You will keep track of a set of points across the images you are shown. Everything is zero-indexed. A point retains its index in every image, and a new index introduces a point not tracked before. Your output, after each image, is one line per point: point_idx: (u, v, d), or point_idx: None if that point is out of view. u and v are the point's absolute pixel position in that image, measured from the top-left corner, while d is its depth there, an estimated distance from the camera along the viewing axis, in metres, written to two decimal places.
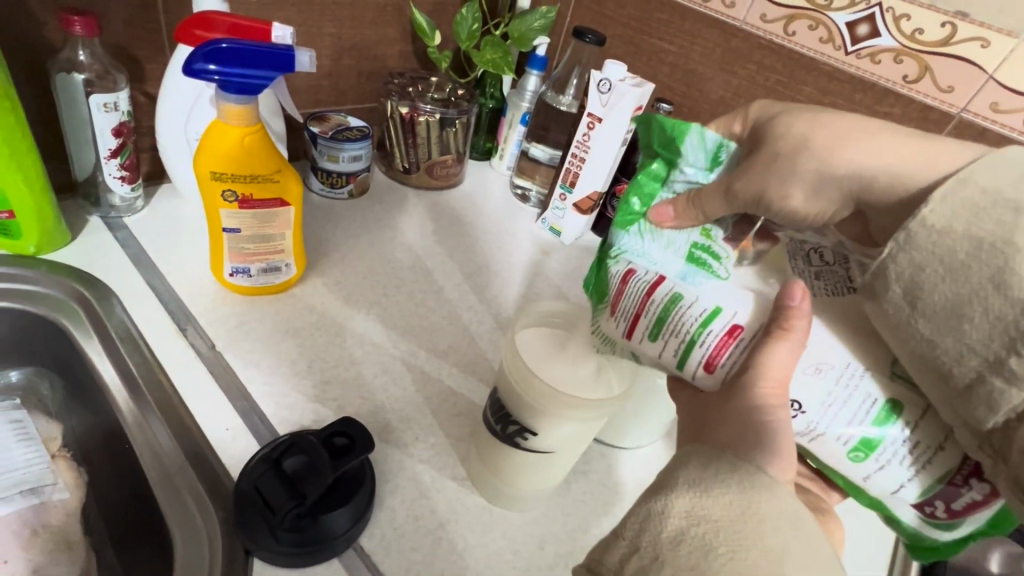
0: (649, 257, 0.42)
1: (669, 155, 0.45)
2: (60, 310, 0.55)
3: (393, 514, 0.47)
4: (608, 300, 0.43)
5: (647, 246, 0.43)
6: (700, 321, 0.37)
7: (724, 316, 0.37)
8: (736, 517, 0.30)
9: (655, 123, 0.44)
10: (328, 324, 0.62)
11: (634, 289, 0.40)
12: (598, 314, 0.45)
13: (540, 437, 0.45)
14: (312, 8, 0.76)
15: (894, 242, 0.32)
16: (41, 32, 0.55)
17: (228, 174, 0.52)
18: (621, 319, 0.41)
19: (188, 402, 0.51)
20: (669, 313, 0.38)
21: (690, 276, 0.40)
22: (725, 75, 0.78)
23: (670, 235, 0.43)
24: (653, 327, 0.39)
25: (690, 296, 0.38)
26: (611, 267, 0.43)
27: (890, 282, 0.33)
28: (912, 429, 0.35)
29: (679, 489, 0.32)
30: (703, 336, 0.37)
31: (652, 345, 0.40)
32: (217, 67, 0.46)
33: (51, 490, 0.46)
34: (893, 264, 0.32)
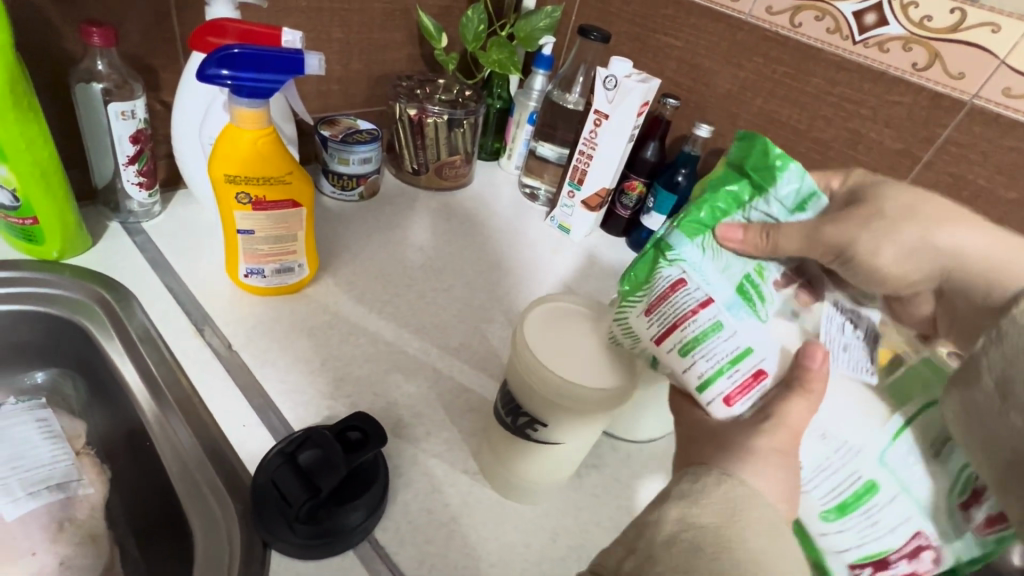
0: (697, 273, 0.41)
1: (756, 180, 0.43)
2: (81, 312, 0.56)
3: (406, 508, 0.47)
4: (648, 297, 0.43)
5: (699, 261, 0.42)
6: (733, 356, 0.37)
7: (755, 357, 0.38)
8: (723, 524, 0.31)
9: (759, 146, 0.42)
10: (341, 323, 0.63)
11: (679, 300, 0.40)
12: (630, 306, 0.44)
13: (551, 428, 0.45)
14: (321, 13, 0.77)
15: (988, 336, 0.33)
16: (62, 44, 0.57)
17: (241, 176, 0.53)
18: (655, 322, 0.41)
19: (206, 400, 0.52)
20: (704, 339, 0.38)
21: (735, 309, 0.39)
22: (733, 69, 0.78)
23: (727, 257, 0.42)
24: (685, 343, 0.39)
25: (729, 328, 0.38)
26: (663, 269, 0.42)
27: (982, 371, 0.32)
28: (886, 513, 0.35)
29: (669, 503, 0.32)
30: (731, 371, 0.37)
31: (679, 359, 0.39)
32: (230, 72, 0.48)
33: (77, 485, 0.47)
34: (985, 356, 0.32)
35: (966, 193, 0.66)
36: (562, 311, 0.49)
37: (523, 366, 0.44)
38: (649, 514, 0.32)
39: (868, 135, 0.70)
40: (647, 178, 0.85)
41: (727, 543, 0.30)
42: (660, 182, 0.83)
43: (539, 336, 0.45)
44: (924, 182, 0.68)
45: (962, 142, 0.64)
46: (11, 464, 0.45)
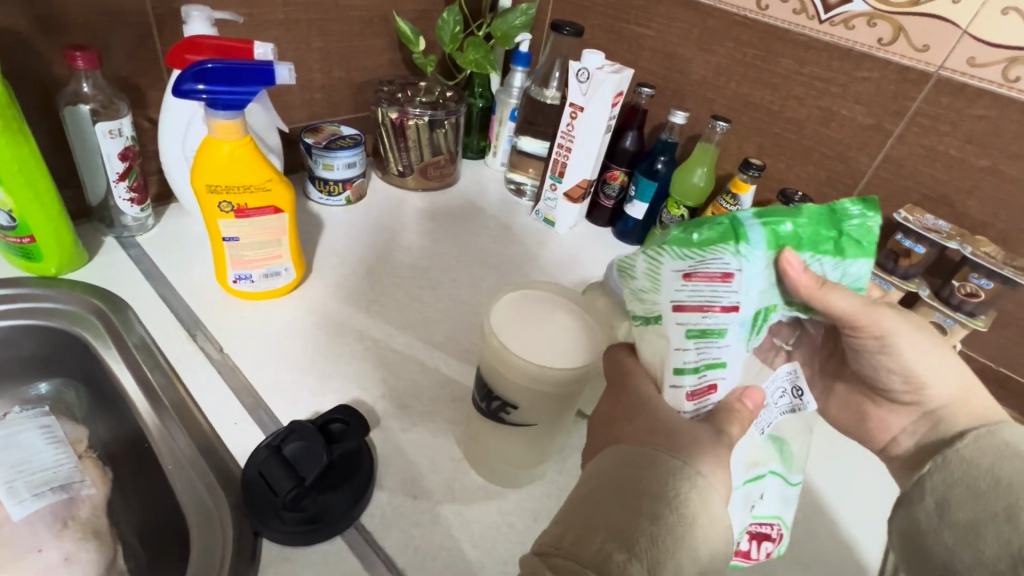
0: (747, 275, 0.40)
1: (841, 238, 0.42)
2: (79, 323, 0.59)
3: (392, 494, 0.49)
4: (694, 260, 0.40)
5: (755, 264, 0.40)
6: (710, 364, 0.40)
7: (721, 374, 0.41)
8: (667, 497, 0.35)
9: (869, 221, 0.41)
10: (329, 323, 0.65)
11: (716, 290, 0.39)
12: (669, 254, 0.41)
13: (523, 410, 0.46)
14: (300, 25, 0.79)
15: (934, 462, 0.44)
16: (50, 69, 0.60)
17: (223, 186, 0.55)
18: (687, 292, 0.40)
19: (199, 402, 0.54)
20: (704, 336, 0.40)
21: (745, 327, 0.41)
22: (705, 55, 0.80)
23: (772, 280, 0.41)
24: (694, 329, 0.40)
25: (724, 341, 0.40)
26: (728, 252, 0.39)
27: (925, 493, 0.44)
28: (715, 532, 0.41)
29: (618, 478, 0.37)
30: (700, 374, 0.40)
31: (678, 336, 0.40)
32: (205, 86, 0.50)
33: (79, 486, 0.50)
34: (930, 477, 0.44)
35: (939, 163, 0.66)
36: (530, 298, 0.49)
37: (492, 352, 0.45)
38: (599, 491, 0.37)
39: (840, 112, 0.71)
40: (628, 167, 0.87)
41: (667, 512, 0.34)
42: (640, 170, 0.84)
43: (508, 326, 0.45)
44: (897, 155, 0.69)
45: (930, 114, 0.65)
46: (16, 468, 0.48)
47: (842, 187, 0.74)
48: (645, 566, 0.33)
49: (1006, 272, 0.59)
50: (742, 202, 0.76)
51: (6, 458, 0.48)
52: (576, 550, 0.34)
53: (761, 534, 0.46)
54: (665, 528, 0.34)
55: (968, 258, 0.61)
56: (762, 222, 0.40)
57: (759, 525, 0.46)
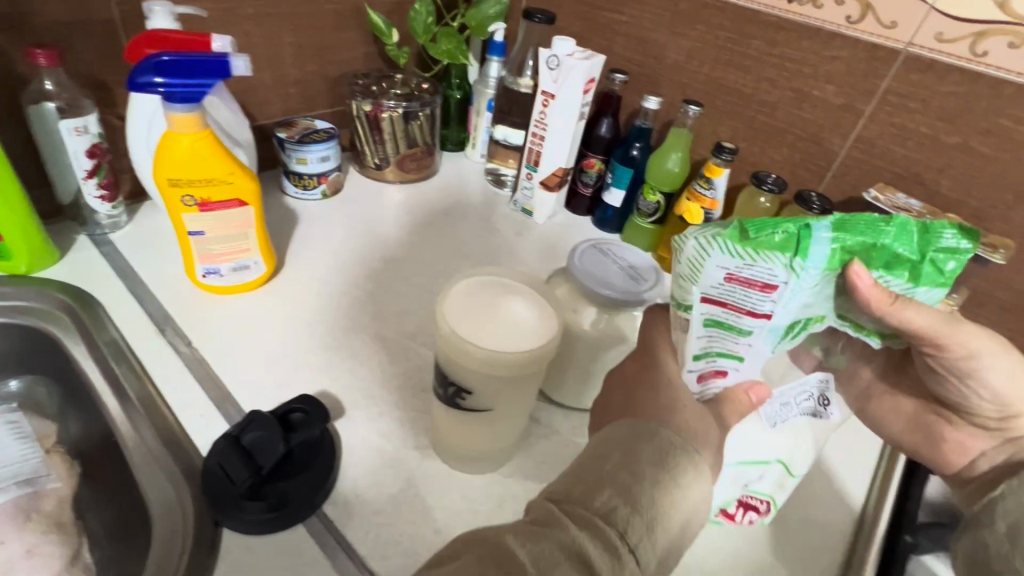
0: (793, 289, 0.38)
1: (918, 264, 0.38)
2: (48, 319, 0.59)
3: (356, 482, 0.50)
4: (744, 262, 0.38)
5: (807, 279, 0.38)
6: (722, 352, 0.43)
7: (732, 364, 0.43)
8: (671, 458, 0.36)
9: (959, 254, 0.38)
10: (300, 316, 0.65)
11: (754, 296, 0.39)
12: (717, 247, 0.38)
13: (478, 395, 0.46)
14: (270, 18, 0.79)
15: (1010, 486, 0.44)
16: (14, 68, 0.60)
17: (184, 180, 0.55)
18: (725, 291, 0.39)
19: (166, 396, 0.54)
20: (725, 326, 0.41)
21: (772, 332, 0.41)
22: (678, 39, 0.79)
23: (820, 294, 0.40)
24: (714, 321, 0.41)
25: (743, 339, 0.42)
26: (780, 264, 0.37)
27: (997, 518, 0.43)
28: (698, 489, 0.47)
29: (623, 437, 0.38)
30: (705, 361, 0.43)
31: (698, 326, 0.42)
32: (162, 79, 0.50)
33: (45, 479, 0.52)
34: (1004, 501, 0.44)
35: (911, 142, 0.65)
36: (479, 284, 0.47)
37: (449, 343, 0.43)
38: (603, 451, 0.38)
39: (812, 92, 0.70)
40: (604, 155, 0.86)
41: (668, 476, 0.36)
42: (616, 158, 0.84)
43: (462, 315, 0.44)
44: (869, 134, 0.68)
45: (900, 91, 0.64)
46: None
47: (816, 169, 0.73)
48: (645, 523, 0.34)
49: (974, 250, 0.59)
50: (716, 185, 0.76)
51: None
52: (586, 499, 0.35)
53: (750, 507, 0.51)
54: (664, 488, 0.35)
55: None
56: (836, 237, 0.37)
57: (750, 498, 0.50)
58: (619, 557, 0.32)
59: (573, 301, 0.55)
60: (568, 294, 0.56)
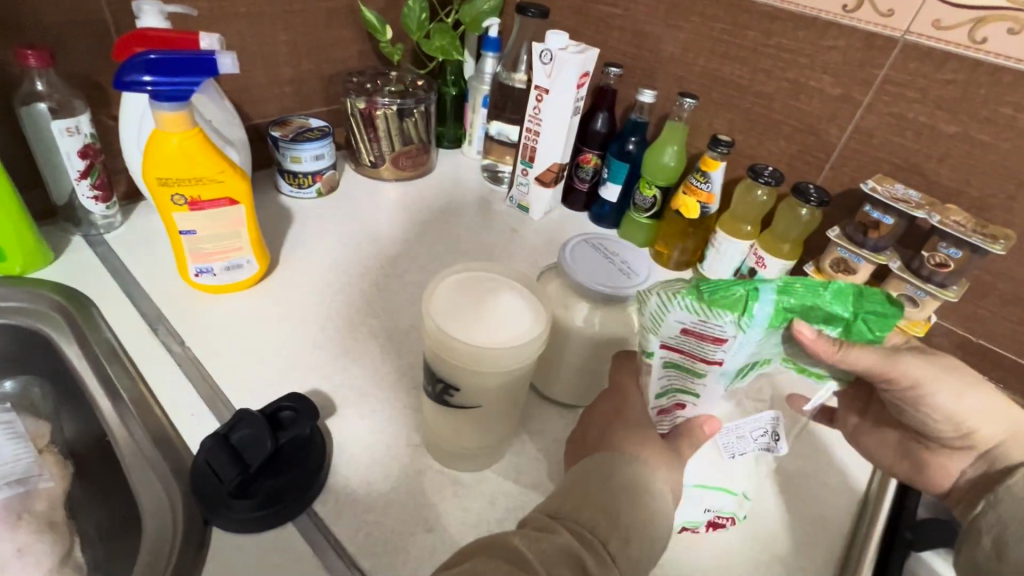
0: (742, 344, 0.39)
1: (853, 323, 0.38)
2: (42, 319, 0.59)
3: (346, 480, 0.50)
4: (699, 317, 0.39)
5: (754, 335, 0.38)
6: (681, 390, 0.45)
7: (692, 401, 0.45)
8: (648, 481, 0.40)
9: (887, 314, 0.37)
10: (293, 315, 0.65)
11: (707, 349, 0.40)
12: (677, 304, 0.39)
13: (465, 393, 0.45)
14: (263, 17, 0.79)
15: (989, 502, 0.45)
16: (5, 69, 0.60)
17: (174, 179, 0.55)
18: (679, 339, 0.41)
19: (158, 395, 0.55)
20: (683, 368, 0.43)
21: (726, 375, 0.42)
22: (673, 32, 0.78)
23: (769, 347, 0.40)
24: (673, 363, 0.43)
25: (701, 382, 0.43)
26: (727, 321, 0.38)
27: (983, 533, 0.44)
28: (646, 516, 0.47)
29: (606, 461, 0.41)
30: (668, 397, 0.46)
31: (659, 366, 0.44)
32: (149, 78, 0.49)
33: (37, 479, 0.52)
34: (987, 517, 0.45)
35: (909, 132, 0.64)
36: (465, 281, 0.46)
37: (436, 341, 0.43)
38: (588, 472, 0.41)
39: (809, 83, 0.69)
40: (600, 150, 0.86)
41: (645, 497, 0.39)
42: (612, 152, 0.83)
43: (448, 312, 0.43)
44: (867, 125, 0.67)
45: (898, 81, 0.63)
46: None
47: (814, 161, 0.72)
48: (624, 533, 0.37)
49: (974, 240, 0.57)
50: (713, 179, 0.75)
51: None
52: (575, 513, 0.38)
53: (718, 525, 0.49)
54: (643, 505, 0.39)
55: (937, 228, 0.59)
56: (779, 298, 0.37)
57: (717, 518, 0.48)
58: (603, 561, 0.35)
59: (564, 298, 0.54)
60: (559, 291, 0.55)
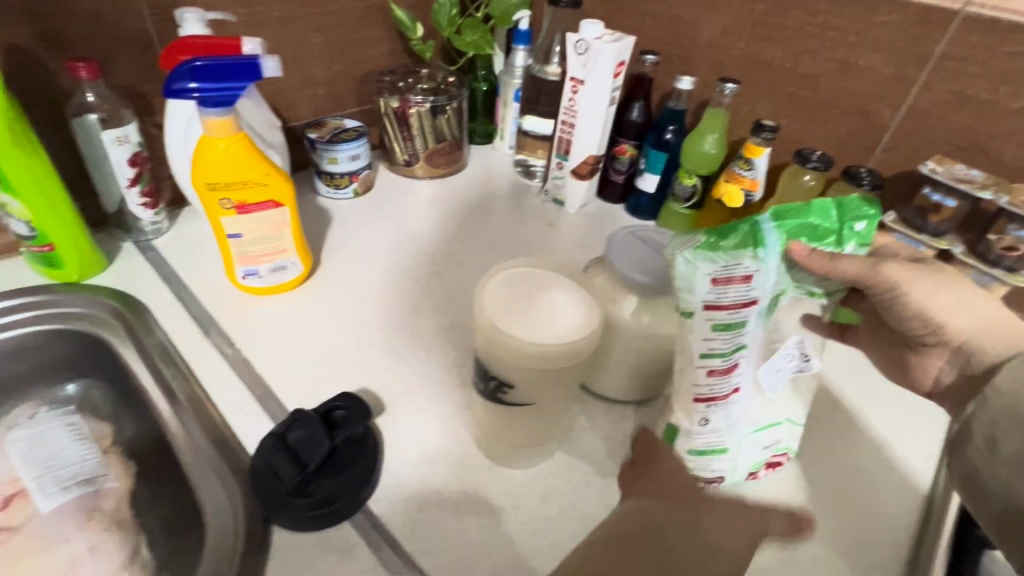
0: (765, 274, 0.40)
1: (842, 230, 0.41)
2: (99, 325, 0.61)
3: (398, 480, 0.50)
4: (723, 265, 0.40)
5: (772, 263, 0.40)
6: (731, 351, 0.42)
7: (742, 354, 0.43)
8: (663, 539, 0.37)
9: (867, 215, 0.42)
10: (338, 315, 0.66)
11: (741, 292, 0.40)
12: (699, 258, 0.40)
13: (520, 390, 0.45)
14: (297, 20, 0.80)
15: (975, 403, 0.38)
16: (57, 83, 0.62)
17: (222, 183, 0.56)
18: (714, 292, 0.40)
19: (212, 395, 0.55)
20: (729, 325, 0.41)
21: (764, 313, 0.42)
22: (711, 16, 0.76)
23: (788, 274, 0.42)
24: (719, 322, 0.41)
25: (744, 330, 0.42)
26: (747, 254, 0.40)
27: (972, 433, 0.38)
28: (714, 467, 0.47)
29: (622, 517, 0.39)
30: (728, 357, 0.43)
31: (705, 330, 0.42)
32: (196, 85, 0.50)
33: (103, 480, 0.54)
34: (975, 419, 0.38)
35: (970, 109, 0.61)
36: (514, 277, 0.46)
37: (489, 338, 0.42)
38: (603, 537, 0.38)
39: (858, 62, 0.67)
40: (636, 140, 0.84)
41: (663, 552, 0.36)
42: (649, 142, 0.81)
43: (503, 309, 0.43)
44: (923, 104, 0.64)
45: (957, 56, 0.60)
46: (46, 464, 0.54)
47: (864, 143, 0.69)
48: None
49: None
50: (757, 166, 0.73)
51: (35, 457, 0.54)
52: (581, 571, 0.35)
53: (775, 464, 0.50)
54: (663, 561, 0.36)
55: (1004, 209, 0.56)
56: (777, 224, 0.40)
57: (774, 456, 0.50)
58: None
59: (612, 292, 0.53)
60: (605, 285, 0.53)
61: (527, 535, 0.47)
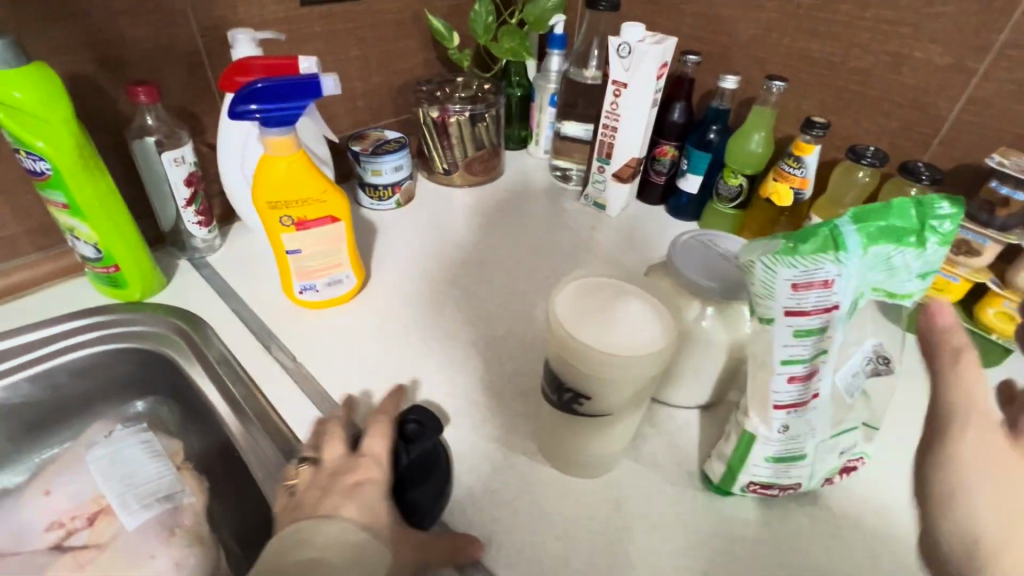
0: (847, 279, 0.39)
1: (923, 230, 0.40)
2: (165, 343, 0.63)
3: (470, 491, 0.50)
4: (804, 270, 0.39)
5: (855, 268, 0.39)
6: (813, 357, 0.42)
7: (823, 360, 0.42)
8: None
9: (950, 214, 0.40)
10: (392, 325, 0.67)
11: (821, 298, 0.40)
12: (780, 263, 0.39)
13: (595, 401, 0.44)
14: (338, 35, 0.81)
15: None
16: (117, 107, 0.64)
17: (283, 202, 0.57)
18: (795, 299, 0.40)
19: (278, 409, 0.56)
20: (812, 332, 0.41)
21: (845, 319, 0.41)
22: (753, 13, 0.75)
23: (867, 279, 0.41)
24: (801, 329, 0.41)
25: (826, 336, 0.41)
26: (828, 259, 0.38)
27: None
28: (791, 472, 0.46)
29: None
30: (809, 363, 0.42)
31: (787, 336, 0.41)
32: (258, 106, 0.51)
33: (181, 495, 0.55)
34: None
35: None
36: (585, 288, 0.46)
37: (566, 350, 0.42)
38: None
39: (912, 55, 0.65)
40: (678, 141, 0.83)
41: None
42: (692, 143, 0.80)
43: (578, 320, 0.43)
44: (983, 95, 0.62)
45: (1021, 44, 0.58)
46: (125, 482, 0.55)
47: (920, 136, 0.68)
48: None
49: None
50: (807, 164, 0.71)
51: (114, 474, 0.55)
52: None
53: (850, 470, 0.49)
54: None
55: None
56: (858, 226, 0.39)
57: (849, 462, 0.49)
58: None
59: (677, 297, 0.52)
60: (670, 289, 0.53)
61: (605, 544, 0.47)
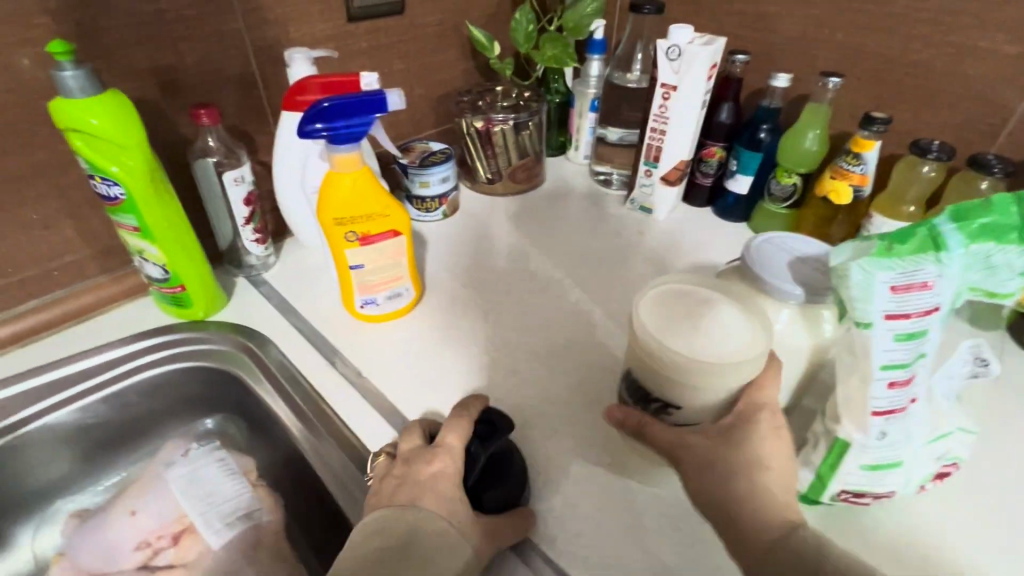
0: (947, 280, 0.38)
1: None
2: (231, 361, 0.64)
3: (549, 505, 0.49)
4: (903, 272, 0.38)
5: (953, 269, 0.38)
6: (913, 360, 0.40)
7: (921, 364, 0.41)
8: None
9: None
10: (451, 337, 0.66)
11: (923, 299, 0.38)
12: (879, 266, 0.38)
13: (685, 410, 0.44)
14: (383, 50, 0.81)
15: None
16: (178, 130, 0.65)
17: (349, 218, 0.57)
18: (896, 302, 0.39)
19: (349, 424, 0.56)
20: (913, 335, 0.39)
21: (944, 321, 0.40)
22: (803, 9, 0.74)
23: (966, 279, 0.39)
24: (903, 333, 0.39)
25: (926, 338, 0.40)
26: (926, 260, 0.38)
27: None
28: (887, 480, 0.45)
29: None
30: (910, 367, 0.40)
31: (887, 341, 0.39)
32: (324, 124, 0.52)
33: (260, 512, 0.55)
34: None
35: None
36: (665, 295, 0.45)
37: (654, 360, 0.42)
38: None
39: (978, 45, 0.63)
40: (725, 141, 0.82)
41: None
42: (741, 143, 0.79)
43: (665, 328, 0.42)
44: None
45: None
46: (205, 500, 0.55)
47: (988, 128, 0.66)
48: None
49: None
50: (867, 160, 0.69)
51: (194, 493, 0.56)
52: None
53: (944, 476, 0.47)
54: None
55: None
56: (957, 226, 0.39)
57: (943, 468, 0.47)
58: None
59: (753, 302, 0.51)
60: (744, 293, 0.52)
61: (693, 559, 0.46)
